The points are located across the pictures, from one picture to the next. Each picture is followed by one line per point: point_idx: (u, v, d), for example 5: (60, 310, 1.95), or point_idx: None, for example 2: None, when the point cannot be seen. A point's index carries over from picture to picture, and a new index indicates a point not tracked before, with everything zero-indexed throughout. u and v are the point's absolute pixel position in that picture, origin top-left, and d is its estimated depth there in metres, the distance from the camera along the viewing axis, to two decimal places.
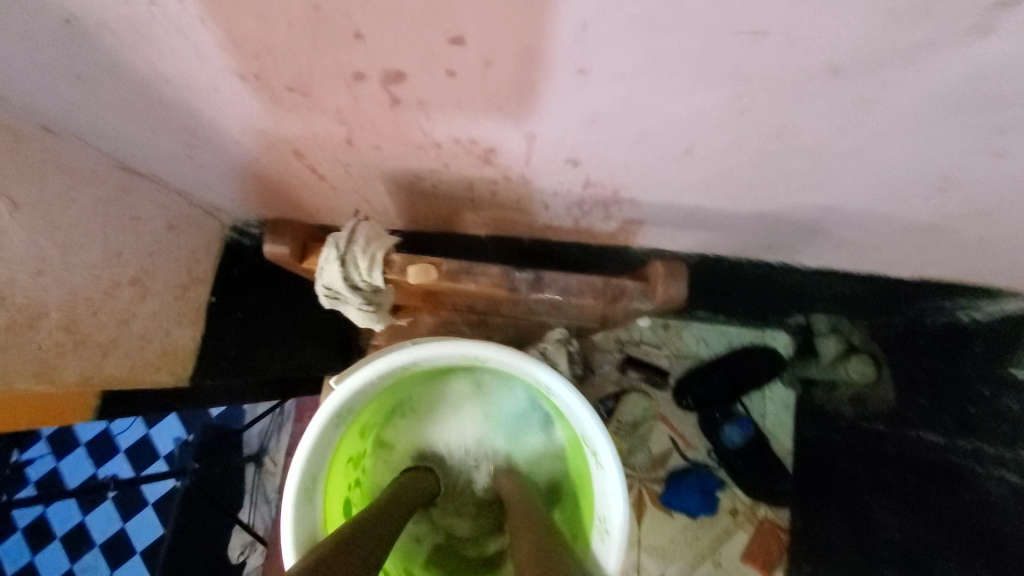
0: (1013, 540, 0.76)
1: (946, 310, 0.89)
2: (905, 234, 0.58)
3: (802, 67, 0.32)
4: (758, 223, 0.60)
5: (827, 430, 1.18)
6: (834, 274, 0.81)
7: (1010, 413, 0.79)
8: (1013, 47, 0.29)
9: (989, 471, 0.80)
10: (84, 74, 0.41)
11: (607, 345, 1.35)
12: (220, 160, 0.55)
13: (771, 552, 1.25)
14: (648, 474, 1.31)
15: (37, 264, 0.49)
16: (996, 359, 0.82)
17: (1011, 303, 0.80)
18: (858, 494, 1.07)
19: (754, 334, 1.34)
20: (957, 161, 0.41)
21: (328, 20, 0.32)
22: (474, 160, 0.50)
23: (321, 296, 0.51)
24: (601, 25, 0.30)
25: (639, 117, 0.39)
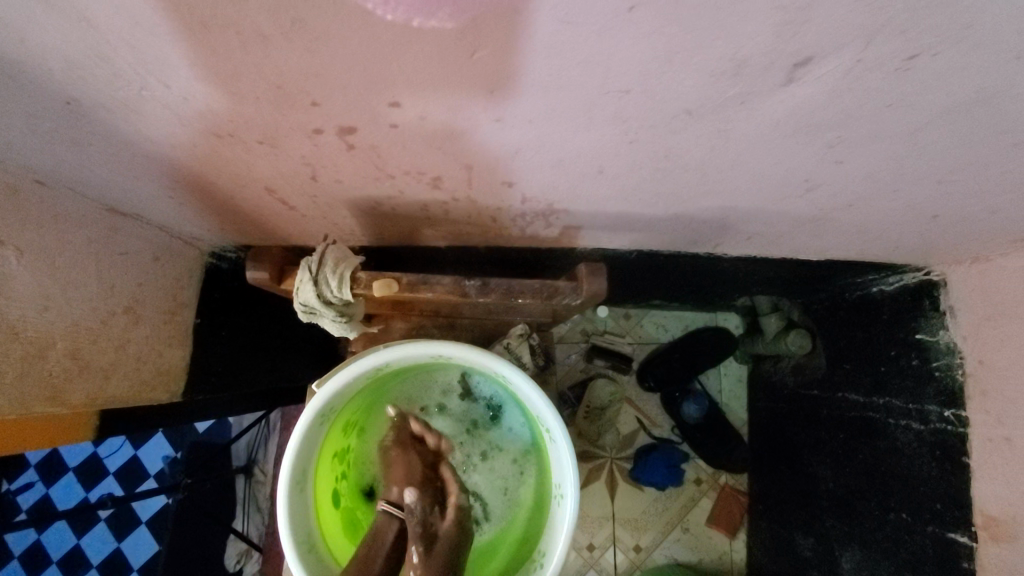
0: (920, 481, 0.88)
1: (860, 284, 1.00)
2: (799, 224, 0.68)
3: (665, 109, 0.41)
4: (676, 223, 0.69)
5: (774, 399, 1.33)
6: (758, 260, 0.91)
7: (911, 369, 0.91)
8: (818, 90, 0.38)
9: (899, 421, 0.93)
10: (79, 140, 0.47)
11: (572, 337, 1.45)
12: (200, 198, 0.62)
13: (731, 513, 1.39)
14: (617, 453, 1.43)
15: (43, 302, 0.55)
16: (900, 325, 0.94)
17: (910, 275, 0.91)
18: (802, 454, 1.19)
19: (706, 317, 1.46)
20: (813, 167, 0.51)
21: (290, 93, 0.39)
22: (424, 186, 0.58)
23: (299, 312, 0.59)
24: (506, 89, 0.39)
25: (554, 148, 0.48)
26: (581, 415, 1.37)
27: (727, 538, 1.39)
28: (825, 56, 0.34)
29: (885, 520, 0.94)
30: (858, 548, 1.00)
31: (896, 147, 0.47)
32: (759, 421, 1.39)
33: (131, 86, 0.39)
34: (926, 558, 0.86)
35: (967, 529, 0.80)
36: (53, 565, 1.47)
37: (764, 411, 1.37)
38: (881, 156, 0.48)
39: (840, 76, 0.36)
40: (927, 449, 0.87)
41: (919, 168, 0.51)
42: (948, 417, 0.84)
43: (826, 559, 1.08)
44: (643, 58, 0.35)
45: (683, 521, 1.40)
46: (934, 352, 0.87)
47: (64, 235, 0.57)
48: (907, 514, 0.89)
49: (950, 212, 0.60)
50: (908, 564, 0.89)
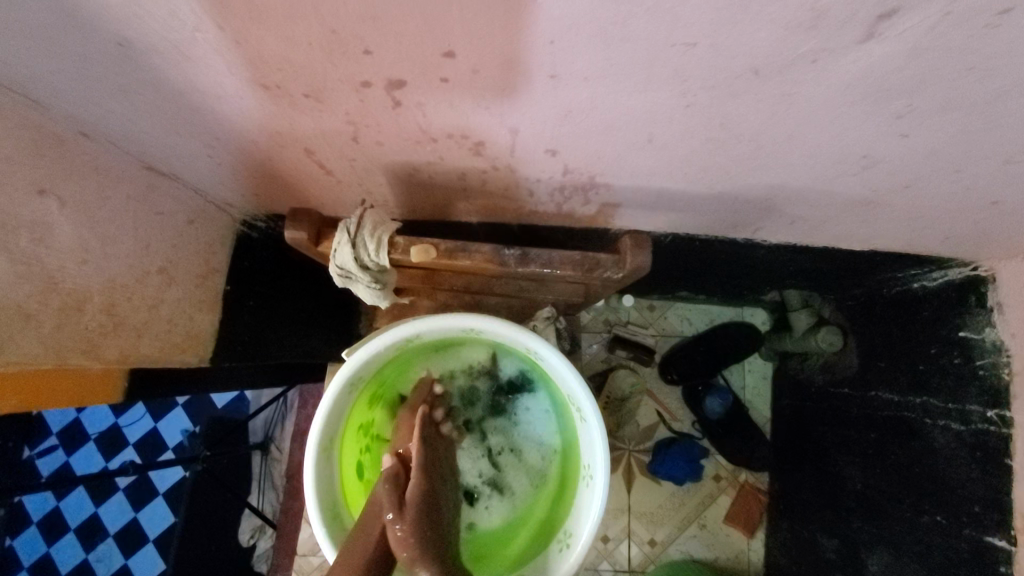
0: (957, 482, 0.85)
1: (900, 280, 0.97)
2: (848, 208, 0.66)
3: (730, 68, 0.39)
4: (718, 202, 0.67)
5: (800, 398, 1.30)
6: (796, 249, 0.88)
7: (952, 368, 0.88)
8: (897, 49, 0.36)
9: (937, 422, 0.90)
10: (125, 88, 0.47)
11: (594, 326, 1.44)
12: (236, 159, 0.61)
13: (750, 513, 1.37)
14: (636, 445, 1.42)
15: (82, 254, 0.54)
16: (942, 323, 0.90)
17: (955, 270, 0.88)
18: (828, 453, 1.16)
19: (732, 312, 1.44)
20: (875, 141, 0.48)
21: (342, 39, 0.38)
22: (465, 152, 0.56)
23: (334, 277, 0.57)
24: (564, 41, 0.37)
25: (604, 111, 0.46)
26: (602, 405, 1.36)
27: (745, 537, 1.37)
28: (913, 7, 0.32)
29: (916, 522, 0.92)
30: (886, 551, 0.97)
31: (970, 120, 0.44)
32: (784, 420, 1.36)
33: (183, 26, 0.38)
34: (960, 561, 0.84)
35: (1006, 533, 0.78)
36: (72, 531, 1.49)
37: (789, 409, 1.35)
38: (950, 131, 0.46)
39: (925, 33, 0.34)
40: (966, 451, 0.85)
41: (988, 147, 0.48)
42: (990, 417, 0.81)
43: (851, 561, 1.06)
44: (714, 6, 0.33)
45: (701, 518, 1.38)
46: (978, 351, 0.83)
47: (104, 189, 0.57)
48: (942, 517, 0.87)
49: (1010, 199, 0.58)
50: (941, 568, 0.86)
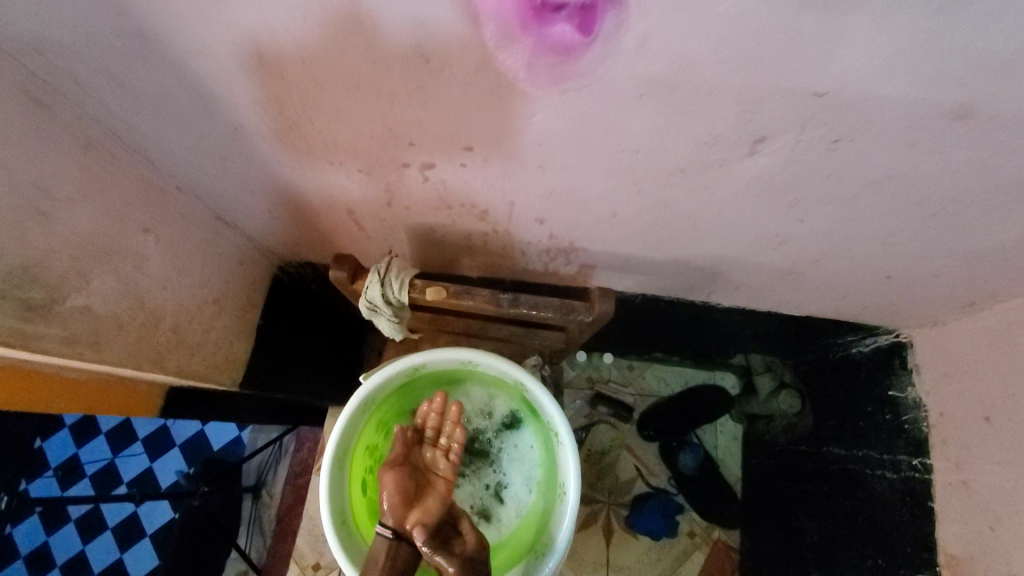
0: (897, 526, 0.95)
1: (843, 346, 1.11)
2: (778, 277, 0.81)
3: (665, 167, 0.55)
4: (674, 267, 0.83)
5: (767, 455, 1.40)
6: (745, 313, 1.03)
7: (887, 423, 1.00)
8: (775, 161, 0.52)
9: (878, 472, 1.00)
10: (225, 157, 0.63)
11: (577, 382, 1.55)
12: (289, 214, 0.77)
13: (721, 568, 1.43)
14: (614, 498, 1.48)
15: (164, 281, 0.68)
16: (877, 383, 1.03)
17: (884, 336, 1.03)
18: (790, 509, 1.25)
19: (705, 374, 1.56)
20: (780, 224, 0.65)
21: (395, 134, 0.55)
22: (472, 218, 0.72)
23: (362, 310, 0.71)
24: (549, 144, 0.54)
25: (578, 191, 0.63)
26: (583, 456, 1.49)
27: None
28: (775, 137, 0.49)
29: (862, 567, 1.00)
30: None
31: (843, 211, 0.60)
32: (752, 478, 1.46)
33: (285, 119, 0.54)
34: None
35: (933, 570, 0.88)
36: (57, 568, 1.53)
37: (756, 468, 1.45)
38: (833, 218, 0.62)
39: (789, 152, 0.51)
40: (900, 497, 0.96)
41: (869, 232, 0.65)
42: (916, 466, 0.93)
43: None
44: (648, 128, 0.49)
45: (676, 574, 1.42)
46: (904, 407, 0.96)
47: (187, 232, 0.72)
48: (883, 559, 0.96)
49: (900, 273, 0.74)
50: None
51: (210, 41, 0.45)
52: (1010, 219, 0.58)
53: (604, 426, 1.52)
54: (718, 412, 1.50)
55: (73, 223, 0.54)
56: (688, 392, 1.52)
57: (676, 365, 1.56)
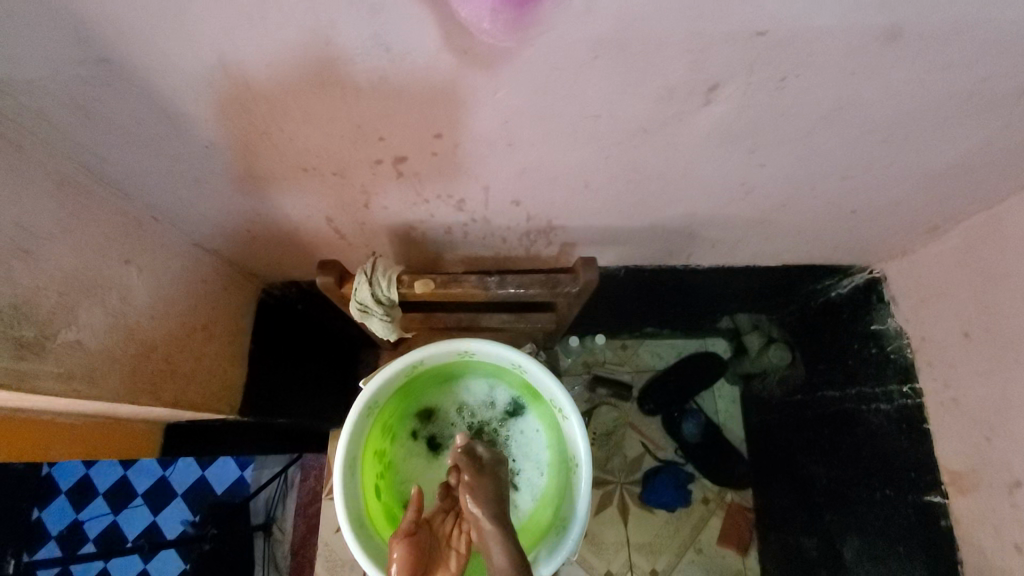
0: (901, 455, 0.95)
1: (822, 290, 1.15)
2: (750, 227, 0.84)
3: (628, 127, 0.57)
4: (651, 233, 0.85)
5: (765, 412, 1.43)
6: (724, 271, 1.06)
7: (874, 356, 1.03)
8: (730, 107, 0.55)
9: (870, 407, 1.03)
10: (198, 178, 0.64)
11: (574, 369, 1.57)
12: (268, 232, 0.78)
13: (739, 528, 1.46)
14: (626, 477, 1.51)
15: (151, 311, 0.68)
16: (859, 320, 1.07)
17: (858, 275, 1.07)
18: (795, 458, 1.28)
19: (696, 343, 1.58)
20: (745, 172, 0.67)
21: (365, 131, 0.56)
22: (450, 209, 0.74)
23: (353, 314, 0.72)
24: (514, 120, 0.55)
25: (548, 165, 0.64)
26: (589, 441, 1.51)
27: (739, 556, 1.44)
28: (726, 83, 0.51)
29: (873, 501, 1.01)
30: (856, 535, 1.06)
31: (801, 150, 0.63)
32: (755, 436, 1.49)
33: (254, 130, 0.55)
34: (916, 526, 0.92)
35: (939, 489, 0.89)
36: None
37: (757, 426, 1.48)
38: (792, 158, 0.65)
39: (741, 96, 0.53)
40: (897, 426, 0.97)
41: (828, 169, 0.68)
42: (907, 392, 0.95)
43: (831, 554, 1.14)
44: (606, 91, 0.52)
45: (696, 542, 1.45)
46: (888, 338, 1.00)
47: (167, 261, 0.72)
48: (889, 489, 0.97)
49: (864, 207, 0.78)
50: (900, 537, 0.94)
51: (173, 58, 0.46)
52: (956, 134, 0.61)
53: (606, 408, 1.54)
54: (713, 377, 1.53)
55: (54, 259, 0.54)
56: (682, 362, 1.55)
57: (667, 338, 1.58)
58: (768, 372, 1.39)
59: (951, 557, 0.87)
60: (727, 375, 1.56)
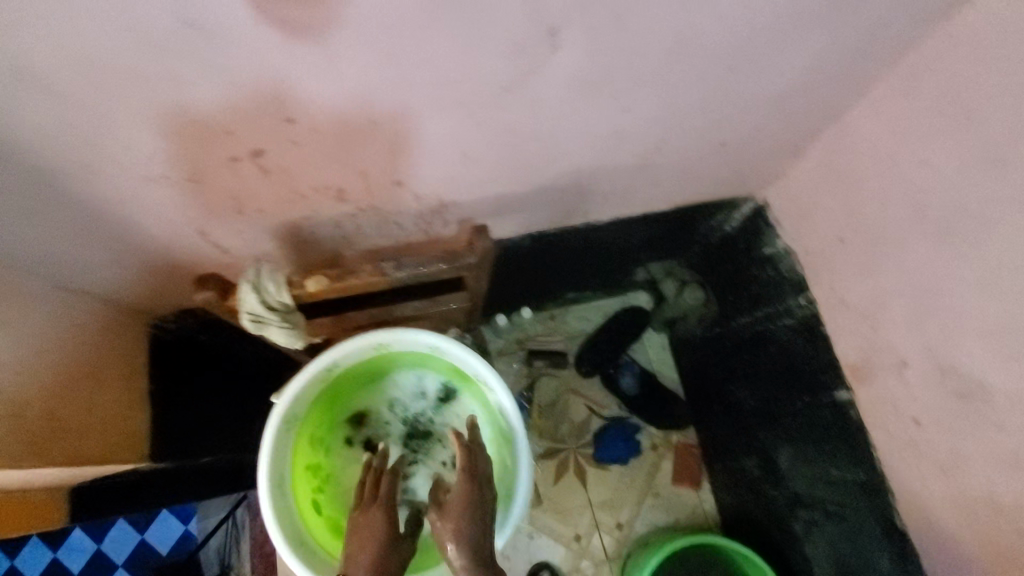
0: (809, 362, 1.01)
1: (718, 227, 1.19)
2: (635, 174, 0.87)
3: (487, 87, 0.57)
4: (544, 195, 0.86)
5: (691, 351, 1.50)
6: (624, 223, 1.10)
7: (770, 277, 1.09)
8: (579, 53, 0.56)
9: (776, 322, 1.09)
10: (36, 209, 0.58)
11: (508, 348, 1.58)
12: (140, 256, 0.72)
13: (689, 465, 1.54)
14: (578, 442, 1.55)
15: (17, 365, 0.62)
16: (753, 247, 1.13)
17: (746, 204, 1.11)
18: (724, 387, 1.35)
19: (619, 300, 1.64)
20: (613, 117, 0.69)
21: (209, 125, 0.53)
22: (332, 202, 0.71)
23: (247, 326, 0.68)
24: (367, 93, 0.54)
25: (420, 139, 0.63)
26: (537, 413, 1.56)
27: (693, 491, 1.53)
28: (567, 27, 0.52)
29: (797, 411, 1.05)
30: (788, 445, 1.10)
31: (658, 88, 0.66)
32: (688, 377, 1.56)
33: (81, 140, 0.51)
34: (831, 425, 0.98)
35: (845, 384, 0.94)
36: None
37: (688, 366, 1.54)
38: (653, 97, 0.67)
39: (587, 39, 0.54)
40: (802, 336, 1.03)
41: (689, 104, 0.71)
42: (803, 302, 1.02)
43: (769, 470, 1.19)
44: (452, 48, 0.51)
45: (652, 487, 1.52)
46: (778, 257, 1.06)
47: (25, 308, 0.65)
48: (808, 397, 1.02)
49: (731, 136, 0.82)
50: (822, 437, 1.00)
51: None
52: (790, 51, 0.66)
53: (544, 378, 1.59)
54: (640, 328, 1.58)
55: None
56: (609, 321, 1.59)
57: (591, 300, 1.62)
58: (687, 314, 1.45)
59: (866, 443, 0.92)
60: (653, 325, 1.61)
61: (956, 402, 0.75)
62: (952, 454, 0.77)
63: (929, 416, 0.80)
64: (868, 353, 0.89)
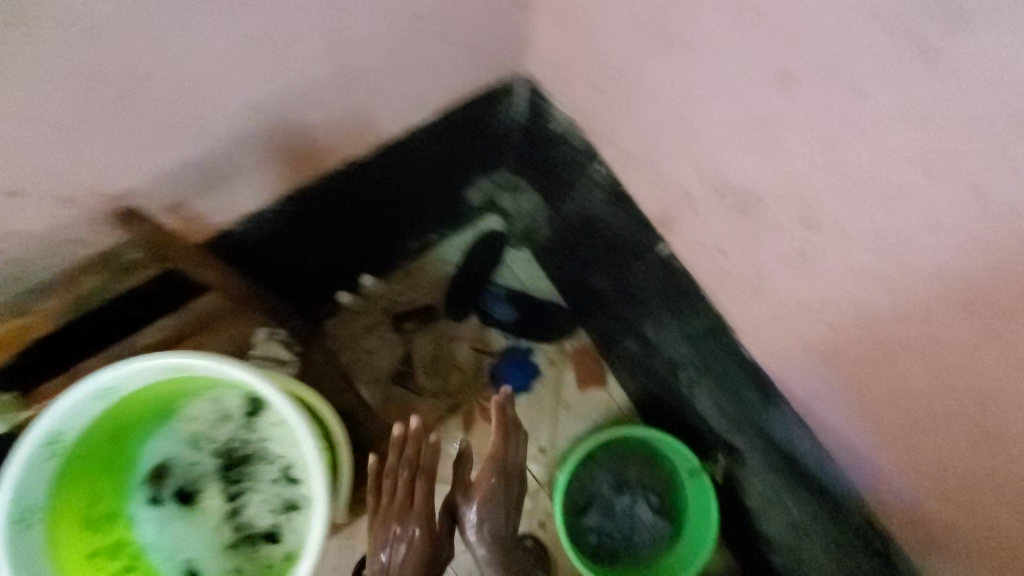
0: (626, 228, 0.95)
1: (511, 120, 1.07)
2: (330, 83, 0.78)
3: None
4: (237, 140, 0.77)
5: (555, 257, 1.41)
6: (394, 148, 0.97)
7: (572, 155, 0.99)
8: None
9: (592, 197, 1.00)
10: None
11: (372, 319, 1.48)
12: None
13: (589, 366, 1.50)
14: (476, 388, 1.47)
15: None
16: (547, 130, 1.02)
17: (520, 84, 1.00)
18: (585, 279, 1.29)
19: (471, 231, 1.52)
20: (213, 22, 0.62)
21: None
22: None
23: None
24: None
25: None
26: (421, 374, 1.46)
27: (601, 390, 1.49)
28: None
29: (656, 283, 0.95)
30: (668, 320, 0.99)
31: None
32: (563, 284, 1.47)
33: None
34: (666, 281, 0.93)
35: (662, 240, 0.89)
36: None
37: (558, 274, 1.46)
38: None
39: None
40: (619, 205, 0.95)
41: None
42: (603, 170, 0.94)
43: (647, 342, 1.18)
44: None
45: (562, 401, 1.48)
46: (570, 131, 0.96)
47: None
48: (644, 263, 0.95)
49: None
50: (679, 301, 0.93)
51: None
52: None
53: (421, 337, 1.48)
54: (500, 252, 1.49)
55: None
56: (467, 257, 1.49)
57: (440, 240, 1.51)
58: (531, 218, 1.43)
59: (688, 286, 0.89)
60: (513, 243, 1.52)
61: (737, 218, 0.70)
62: (755, 270, 0.73)
63: (724, 243, 0.75)
64: (661, 199, 0.83)
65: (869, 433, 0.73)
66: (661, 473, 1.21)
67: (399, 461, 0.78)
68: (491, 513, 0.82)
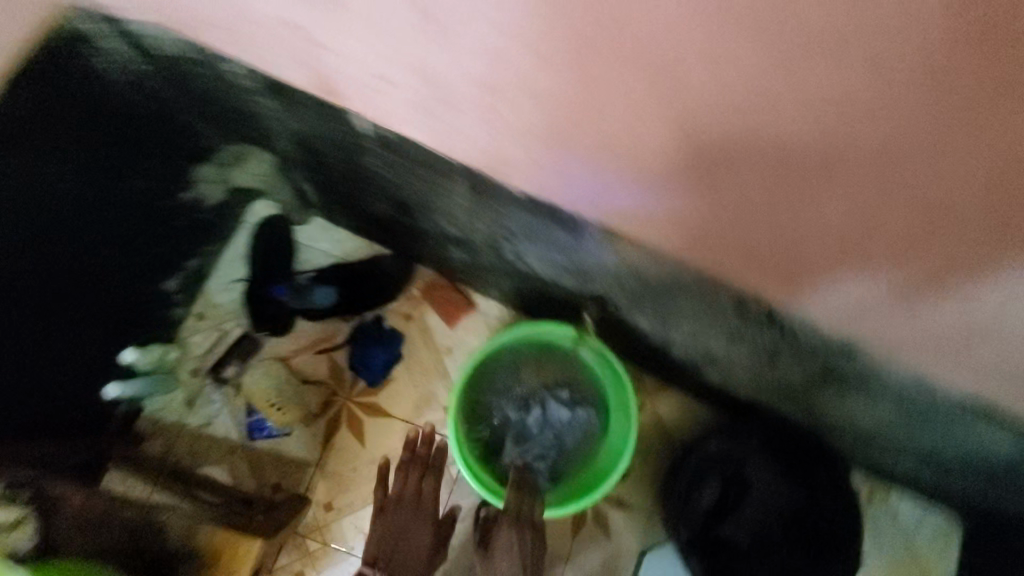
0: (329, 125, 0.74)
1: (127, 73, 0.83)
2: None
3: None
4: None
5: (337, 207, 1.17)
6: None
7: (210, 75, 0.75)
8: None
9: (277, 112, 0.78)
10: None
11: (191, 387, 1.21)
12: None
13: (448, 297, 1.31)
14: (345, 390, 1.25)
15: None
16: (168, 64, 0.78)
17: (83, 21, 0.73)
18: (367, 210, 1.07)
19: (242, 233, 1.26)
20: None
21: None
22: None
23: None
24: None
25: None
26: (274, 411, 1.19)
27: (473, 313, 1.30)
28: None
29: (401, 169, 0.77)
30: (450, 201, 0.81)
31: None
32: (368, 231, 1.25)
33: None
34: (399, 160, 0.74)
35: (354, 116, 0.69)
36: None
37: (356, 222, 1.24)
38: None
39: None
40: (295, 103, 0.73)
41: None
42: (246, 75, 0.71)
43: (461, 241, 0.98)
44: None
45: (441, 349, 1.29)
46: (181, 52, 0.73)
47: None
48: (369, 152, 0.76)
49: None
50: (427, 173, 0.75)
51: None
52: None
53: (252, 372, 1.21)
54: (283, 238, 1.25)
55: None
56: (251, 262, 1.24)
57: (212, 258, 1.24)
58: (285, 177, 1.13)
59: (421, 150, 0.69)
60: (295, 218, 1.27)
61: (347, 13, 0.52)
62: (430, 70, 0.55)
63: (389, 66, 0.57)
64: (320, 77, 0.65)
65: (666, 202, 0.60)
66: (559, 365, 1.11)
67: (411, 459, 1.00)
68: (521, 540, 0.88)
